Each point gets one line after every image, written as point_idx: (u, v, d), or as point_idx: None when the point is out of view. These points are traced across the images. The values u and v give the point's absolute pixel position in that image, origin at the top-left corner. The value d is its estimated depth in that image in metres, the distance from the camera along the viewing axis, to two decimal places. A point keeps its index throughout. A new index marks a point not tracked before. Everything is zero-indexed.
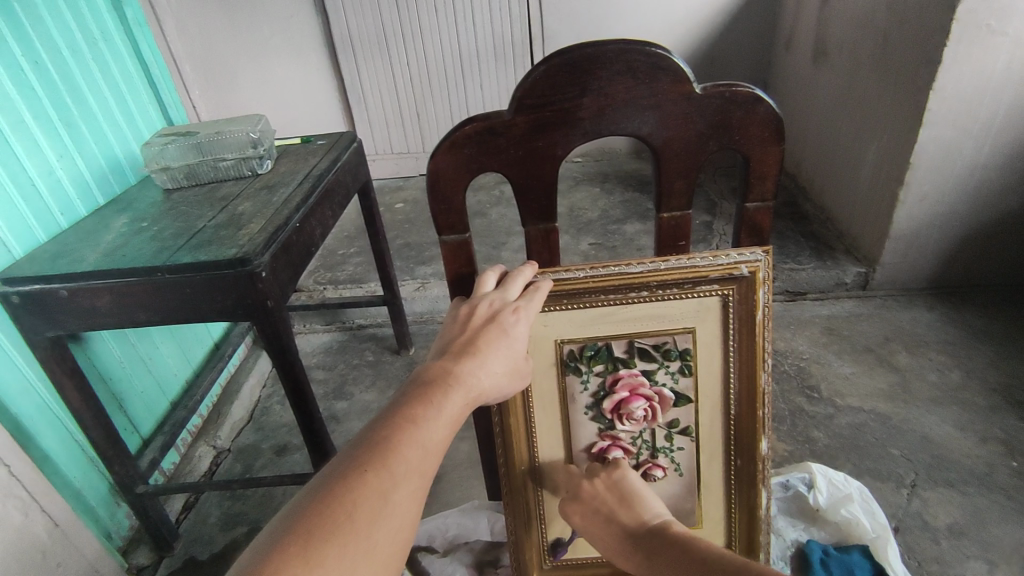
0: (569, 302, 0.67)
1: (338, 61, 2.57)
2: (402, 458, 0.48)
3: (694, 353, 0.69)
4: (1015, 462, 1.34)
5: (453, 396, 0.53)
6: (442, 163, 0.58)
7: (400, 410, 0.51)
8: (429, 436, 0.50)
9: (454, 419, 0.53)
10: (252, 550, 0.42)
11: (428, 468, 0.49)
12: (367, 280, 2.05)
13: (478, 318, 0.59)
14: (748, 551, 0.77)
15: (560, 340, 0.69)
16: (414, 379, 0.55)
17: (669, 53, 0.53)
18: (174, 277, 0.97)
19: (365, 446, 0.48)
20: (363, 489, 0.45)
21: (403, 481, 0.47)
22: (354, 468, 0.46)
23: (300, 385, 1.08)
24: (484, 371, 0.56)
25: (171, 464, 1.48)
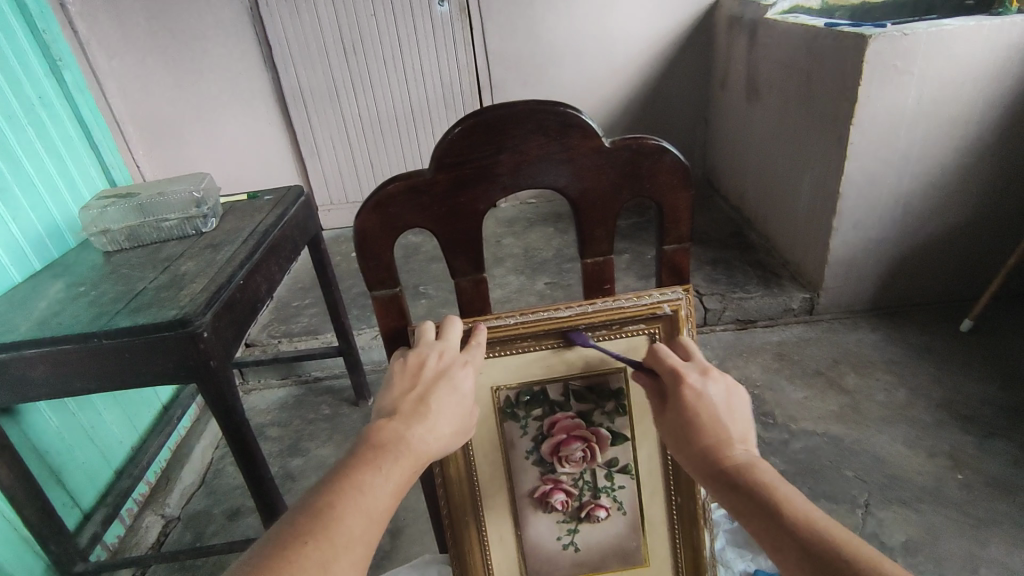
0: (502, 351, 0.68)
1: (289, 115, 2.60)
2: (344, 527, 0.47)
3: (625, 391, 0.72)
4: (961, 475, 1.39)
5: (403, 463, 0.52)
6: (368, 222, 0.59)
7: (346, 475, 0.50)
8: (375, 503, 0.49)
9: (402, 484, 0.52)
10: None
11: (374, 535, 0.49)
12: (323, 331, 2.03)
13: (427, 372, 0.60)
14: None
15: (495, 389, 0.70)
16: (362, 440, 0.54)
17: (577, 111, 0.57)
18: (111, 342, 0.95)
19: (309, 511, 0.47)
20: (303, 558, 0.44)
21: (344, 552, 0.46)
22: (295, 536, 0.46)
23: (247, 446, 1.05)
24: (434, 433, 0.55)
25: (115, 538, 1.40)
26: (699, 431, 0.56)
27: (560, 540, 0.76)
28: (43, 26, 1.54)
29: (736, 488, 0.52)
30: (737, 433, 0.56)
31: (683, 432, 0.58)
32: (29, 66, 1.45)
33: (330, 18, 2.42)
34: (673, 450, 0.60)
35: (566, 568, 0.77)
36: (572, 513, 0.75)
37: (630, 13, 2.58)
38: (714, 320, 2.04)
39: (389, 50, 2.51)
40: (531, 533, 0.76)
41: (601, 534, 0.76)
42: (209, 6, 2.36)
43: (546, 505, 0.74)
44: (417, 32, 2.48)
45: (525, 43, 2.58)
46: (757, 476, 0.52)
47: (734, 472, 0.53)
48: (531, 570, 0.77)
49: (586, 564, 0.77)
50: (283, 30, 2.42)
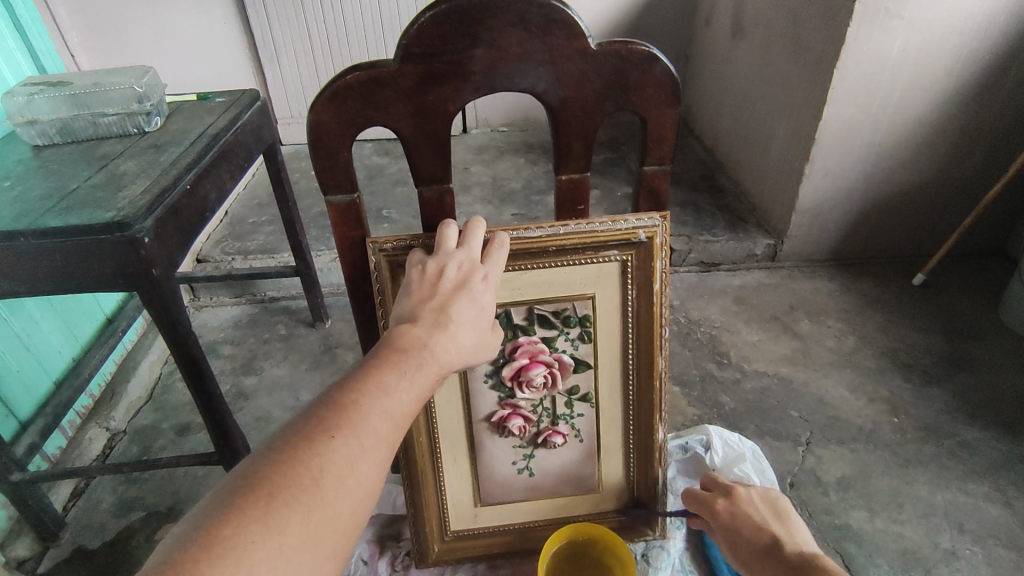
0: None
1: (246, 15, 2.38)
2: (371, 426, 0.46)
3: (593, 316, 0.69)
4: (897, 419, 1.46)
5: (426, 370, 0.50)
6: (323, 115, 0.53)
7: (371, 375, 0.48)
8: (399, 406, 0.48)
9: (425, 389, 0.51)
10: (212, 501, 0.41)
11: (397, 436, 0.48)
12: (280, 250, 1.95)
13: (447, 282, 0.56)
14: (643, 512, 0.80)
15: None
16: (384, 343, 0.51)
17: (564, 6, 0.51)
18: (40, 243, 0.87)
19: (334, 406, 0.46)
20: (330, 455, 0.44)
21: (372, 451, 0.46)
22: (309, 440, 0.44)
23: (195, 361, 1.01)
24: (456, 344, 0.53)
25: (57, 449, 1.36)
26: (748, 540, 0.73)
27: (515, 464, 0.76)
28: None
29: (792, 572, 0.67)
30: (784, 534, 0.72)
31: (734, 543, 0.74)
32: None
33: None
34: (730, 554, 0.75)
35: (518, 492, 0.77)
36: (528, 439, 0.75)
37: None
38: (679, 261, 2.04)
39: None
40: (485, 457, 0.75)
41: (556, 459, 0.76)
42: None
43: (503, 430, 0.73)
44: None
45: None
46: (813, 559, 0.67)
47: (788, 556, 0.68)
48: (483, 492, 0.77)
49: (539, 489, 0.77)
50: None
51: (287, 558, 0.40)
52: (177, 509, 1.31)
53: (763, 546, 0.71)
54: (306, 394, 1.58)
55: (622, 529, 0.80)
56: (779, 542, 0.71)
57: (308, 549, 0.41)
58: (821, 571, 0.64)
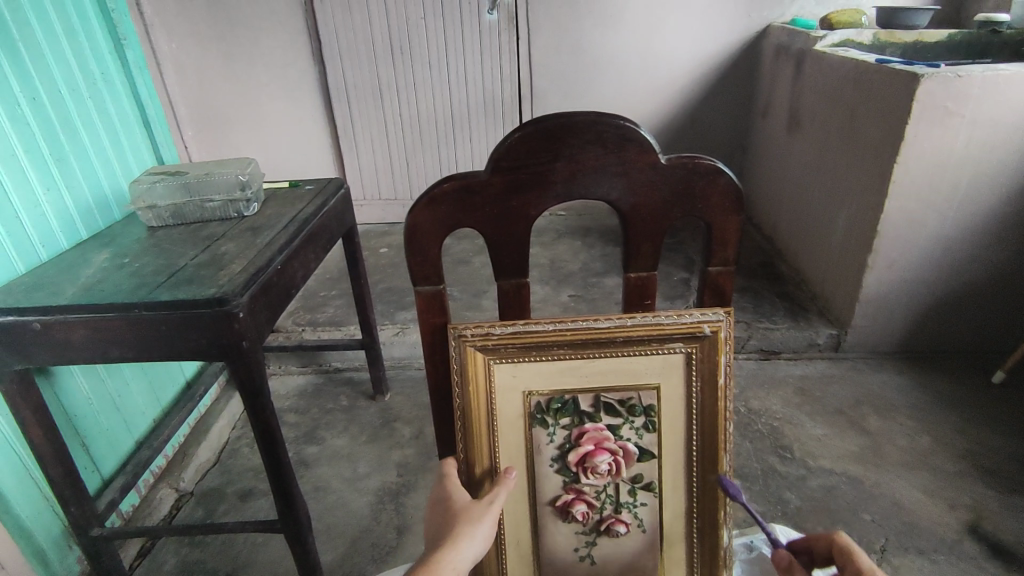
0: (538, 358, 0.69)
1: (332, 109, 2.64)
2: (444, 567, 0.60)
3: (657, 405, 0.71)
4: (982, 530, 1.36)
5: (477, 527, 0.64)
6: (420, 218, 0.60)
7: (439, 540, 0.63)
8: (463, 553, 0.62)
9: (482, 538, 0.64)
10: None
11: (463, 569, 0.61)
12: (347, 323, 2.06)
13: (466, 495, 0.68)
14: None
15: (526, 394, 0.71)
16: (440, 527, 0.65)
17: (636, 127, 0.58)
18: (150, 314, 0.97)
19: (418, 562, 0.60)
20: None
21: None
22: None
23: (270, 429, 1.07)
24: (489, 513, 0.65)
25: (130, 507, 1.43)
26: None
27: (577, 551, 0.76)
28: (112, 6, 1.59)
29: None
30: None
31: None
32: (95, 43, 1.50)
33: (381, 17, 2.46)
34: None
35: None
36: (590, 526, 0.75)
37: (677, 34, 2.59)
38: (737, 348, 2.02)
39: (436, 52, 2.54)
40: (547, 540, 0.75)
41: (618, 550, 0.75)
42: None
43: (564, 516, 0.74)
44: (465, 39, 2.52)
45: (569, 56, 2.61)
46: None
47: None
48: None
49: None
50: (336, 25, 2.47)
51: None
52: None
53: None
54: (363, 466, 1.61)
55: None
56: None
57: None
58: None
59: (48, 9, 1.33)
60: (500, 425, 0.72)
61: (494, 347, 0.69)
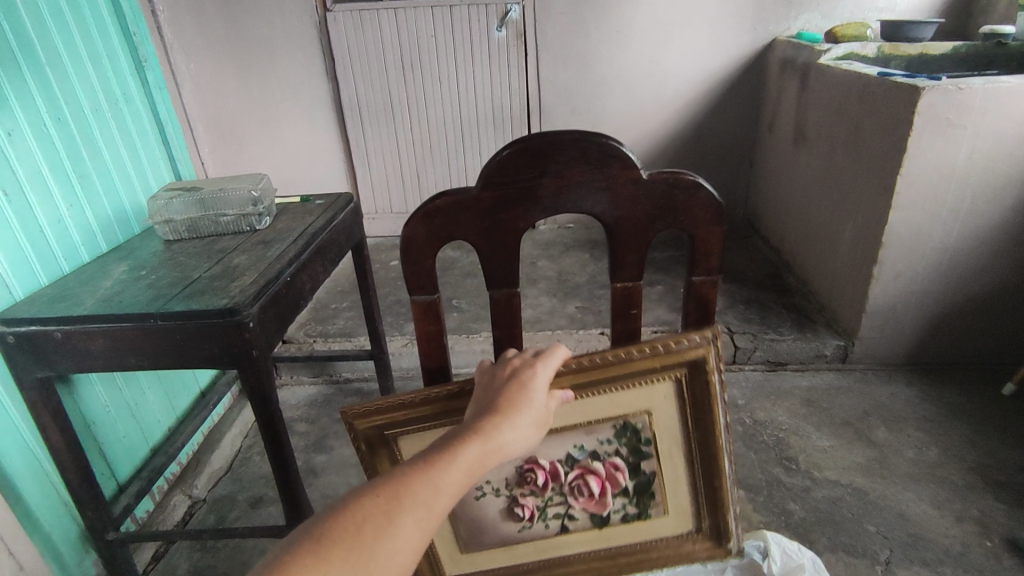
0: (685, 405, 0.76)
1: (345, 126, 2.71)
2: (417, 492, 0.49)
3: (645, 520, 0.82)
4: (990, 543, 1.35)
5: (476, 446, 0.53)
6: (415, 231, 0.64)
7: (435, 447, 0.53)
8: (449, 477, 0.51)
9: (473, 467, 0.52)
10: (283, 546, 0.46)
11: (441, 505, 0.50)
12: (357, 334, 2.10)
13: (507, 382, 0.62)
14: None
15: (646, 413, 0.76)
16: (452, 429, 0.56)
17: (619, 144, 0.61)
18: (165, 324, 1.02)
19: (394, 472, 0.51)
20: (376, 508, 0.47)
21: (411, 509, 0.48)
22: (399, 469, 0.50)
23: (279, 435, 1.10)
24: (512, 429, 0.56)
25: (145, 512, 1.47)
26: None
27: (486, 483, 0.81)
28: (134, 29, 1.66)
29: None
30: None
31: None
32: (118, 65, 1.57)
33: (393, 36, 2.53)
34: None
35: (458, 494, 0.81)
36: (511, 496, 0.81)
37: (683, 50, 2.63)
38: (744, 359, 2.03)
39: (446, 70, 2.61)
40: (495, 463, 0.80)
41: (494, 519, 0.82)
42: (282, 20, 2.51)
43: (528, 471, 0.80)
44: (474, 56, 2.58)
45: (576, 72, 2.66)
46: None
47: None
48: None
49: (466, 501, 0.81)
50: (348, 44, 2.54)
51: None
52: None
53: None
54: None
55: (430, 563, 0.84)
56: None
57: None
58: None
59: (75, 34, 1.41)
60: (624, 396, 0.76)
61: (690, 370, 0.74)
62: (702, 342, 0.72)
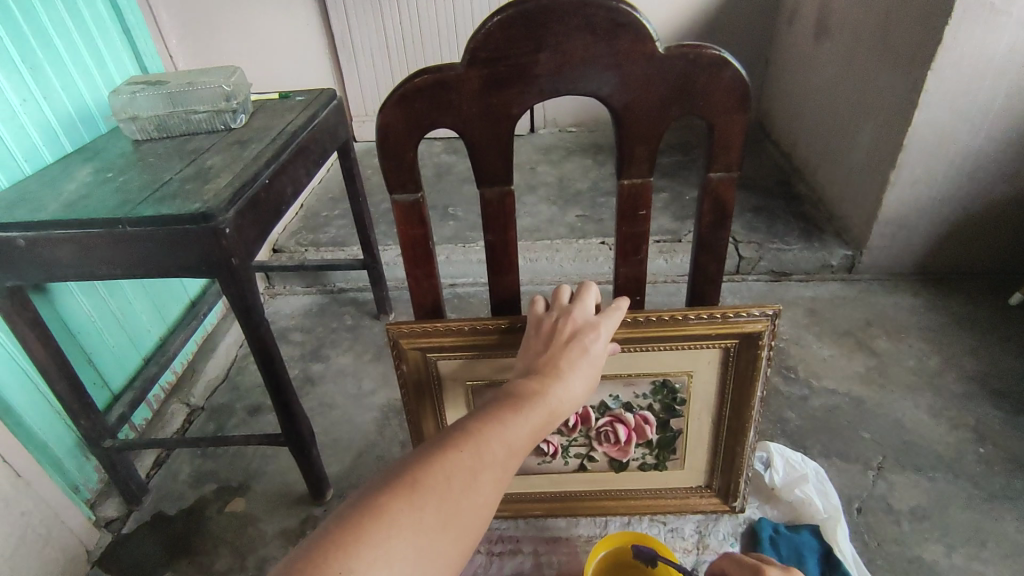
0: (726, 373, 0.79)
1: (328, 17, 2.49)
2: (492, 450, 0.52)
3: (661, 469, 0.88)
4: (983, 449, 1.35)
5: (540, 406, 0.56)
6: (391, 117, 0.55)
7: (499, 405, 0.56)
8: (517, 437, 0.54)
9: (537, 427, 0.56)
10: (367, 492, 0.48)
11: (513, 465, 0.53)
12: (350, 243, 2.03)
13: (560, 336, 0.63)
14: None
15: (687, 374, 0.79)
16: (513, 385, 0.59)
17: (632, 9, 0.51)
18: (135, 230, 0.94)
19: (465, 430, 0.53)
20: (457, 463, 0.50)
21: (489, 467, 0.51)
22: (471, 424, 0.54)
23: (267, 346, 1.07)
24: (570, 387, 0.59)
25: (143, 421, 1.48)
26: None
27: None
28: None
29: None
30: None
31: None
32: None
33: None
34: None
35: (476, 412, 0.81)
36: (539, 433, 0.84)
37: None
38: (747, 269, 1.97)
39: None
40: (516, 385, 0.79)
41: None
42: None
43: None
44: None
45: None
46: None
47: None
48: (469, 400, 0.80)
49: None
50: None
51: (411, 538, 0.46)
52: (244, 485, 1.38)
53: None
54: (368, 383, 1.63)
55: None
56: None
57: (429, 535, 0.47)
58: None
59: None
60: (670, 356, 0.78)
61: (742, 342, 0.76)
62: (761, 318, 0.73)
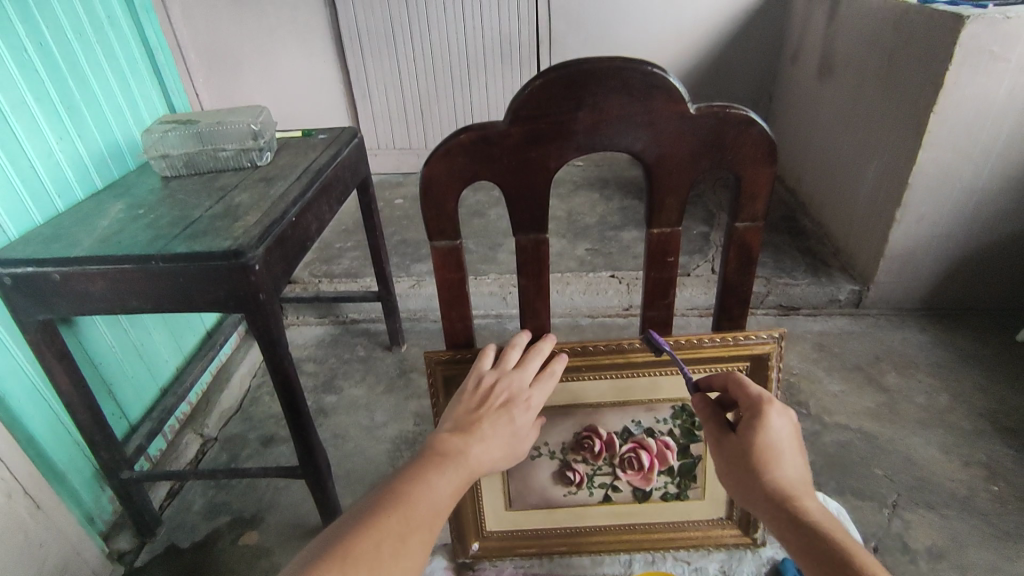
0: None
1: (345, 55, 2.57)
2: (418, 511, 0.55)
3: (683, 501, 0.87)
4: (996, 487, 1.35)
5: (462, 466, 0.59)
6: (436, 169, 0.59)
7: (420, 469, 0.58)
8: (439, 498, 0.57)
9: (459, 487, 0.59)
10: (297, 568, 0.49)
11: (438, 524, 0.56)
12: (363, 275, 2.06)
13: (493, 398, 0.66)
14: (478, 532, 0.88)
15: None
16: (432, 447, 0.61)
17: (665, 73, 0.55)
18: (167, 266, 0.97)
19: (391, 495, 0.55)
20: (387, 529, 0.52)
21: (416, 530, 0.54)
22: (410, 486, 0.56)
23: (289, 379, 1.08)
24: (490, 448, 0.62)
25: (157, 451, 1.47)
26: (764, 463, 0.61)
27: (544, 443, 0.85)
28: None
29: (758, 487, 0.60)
30: (797, 471, 0.61)
31: (742, 461, 0.62)
32: None
33: None
34: (724, 477, 0.64)
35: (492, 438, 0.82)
36: (564, 458, 0.85)
37: None
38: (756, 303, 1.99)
39: None
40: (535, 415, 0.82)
41: (544, 480, 0.86)
42: None
43: (586, 438, 0.84)
44: None
45: None
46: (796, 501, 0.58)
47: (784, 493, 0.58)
48: None
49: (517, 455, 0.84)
50: None
51: None
52: (258, 517, 1.38)
53: (775, 487, 0.59)
54: (381, 414, 1.64)
55: (472, 521, 0.87)
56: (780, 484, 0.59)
57: None
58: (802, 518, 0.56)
59: None
60: (683, 379, 0.80)
61: (752, 364, 0.78)
62: (768, 339, 0.75)
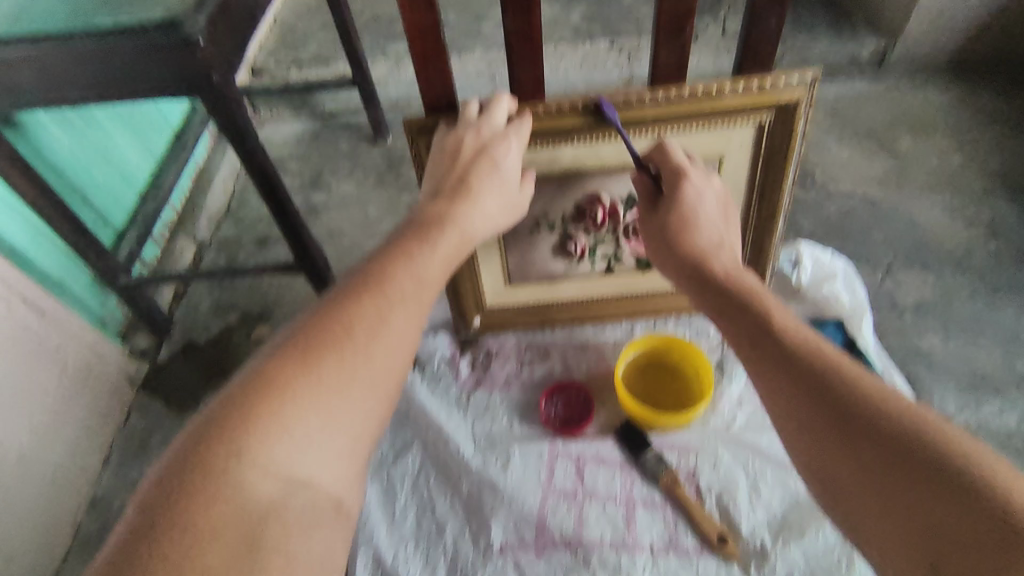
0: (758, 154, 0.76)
1: None
2: (397, 285, 0.59)
3: None
4: (994, 245, 1.36)
5: (448, 234, 0.65)
6: None
7: (401, 245, 0.63)
8: (424, 269, 0.62)
9: (447, 255, 0.65)
10: (266, 358, 0.53)
11: (423, 294, 0.61)
12: (335, 58, 1.84)
13: (469, 151, 0.69)
14: (479, 306, 0.93)
15: (718, 158, 0.78)
16: (414, 224, 0.66)
17: None
18: (97, 47, 0.83)
19: (366, 278, 0.60)
20: (361, 311, 0.57)
21: (398, 304, 0.58)
22: (387, 266, 0.61)
23: (264, 169, 1.04)
24: (477, 211, 0.68)
25: (154, 258, 1.47)
26: (677, 228, 0.71)
27: (544, 218, 0.84)
28: None
29: (707, 283, 0.68)
30: (724, 241, 0.72)
31: (661, 232, 0.72)
32: None
33: None
34: (650, 250, 0.75)
35: None
36: (565, 232, 0.85)
37: None
38: None
39: None
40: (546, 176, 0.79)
41: (546, 254, 0.87)
42: None
43: (588, 208, 0.83)
44: None
45: None
46: (732, 278, 0.67)
47: (713, 268, 0.68)
48: None
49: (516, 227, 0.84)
50: None
51: (324, 388, 0.51)
52: (267, 312, 1.41)
53: (698, 248, 0.70)
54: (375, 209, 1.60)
55: (477, 296, 0.92)
56: (707, 255, 0.69)
57: (342, 382, 0.52)
58: (746, 295, 0.65)
59: None
60: (700, 137, 0.76)
61: (778, 115, 0.72)
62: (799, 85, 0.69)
